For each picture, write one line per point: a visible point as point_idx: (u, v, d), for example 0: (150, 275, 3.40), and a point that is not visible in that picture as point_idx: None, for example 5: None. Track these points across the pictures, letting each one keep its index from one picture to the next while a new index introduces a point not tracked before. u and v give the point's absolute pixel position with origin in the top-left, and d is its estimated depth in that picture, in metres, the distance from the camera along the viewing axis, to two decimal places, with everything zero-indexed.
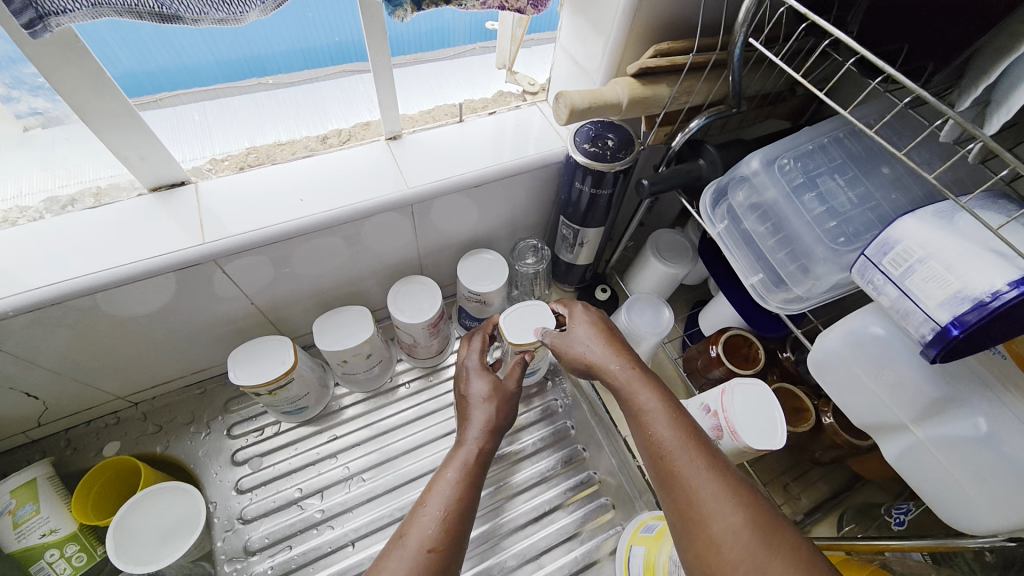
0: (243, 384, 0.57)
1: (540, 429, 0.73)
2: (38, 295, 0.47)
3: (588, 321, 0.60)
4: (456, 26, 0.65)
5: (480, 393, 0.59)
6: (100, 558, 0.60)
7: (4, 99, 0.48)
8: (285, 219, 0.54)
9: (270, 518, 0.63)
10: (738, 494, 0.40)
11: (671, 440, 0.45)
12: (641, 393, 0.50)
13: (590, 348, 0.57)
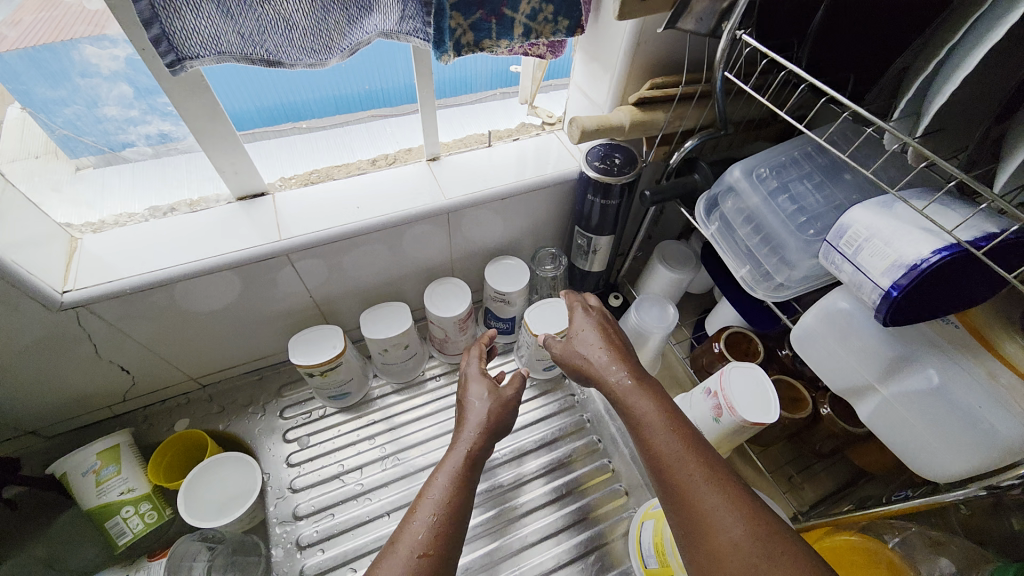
0: (303, 364, 0.67)
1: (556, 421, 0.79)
2: (146, 278, 0.57)
3: (591, 331, 0.63)
4: (484, 71, 0.76)
5: (479, 399, 0.62)
6: (167, 519, 0.68)
7: (138, 122, 0.59)
8: (343, 222, 0.64)
9: (316, 489, 0.70)
10: (736, 504, 0.43)
11: (671, 453, 0.48)
12: (639, 403, 0.53)
13: (595, 356, 0.60)
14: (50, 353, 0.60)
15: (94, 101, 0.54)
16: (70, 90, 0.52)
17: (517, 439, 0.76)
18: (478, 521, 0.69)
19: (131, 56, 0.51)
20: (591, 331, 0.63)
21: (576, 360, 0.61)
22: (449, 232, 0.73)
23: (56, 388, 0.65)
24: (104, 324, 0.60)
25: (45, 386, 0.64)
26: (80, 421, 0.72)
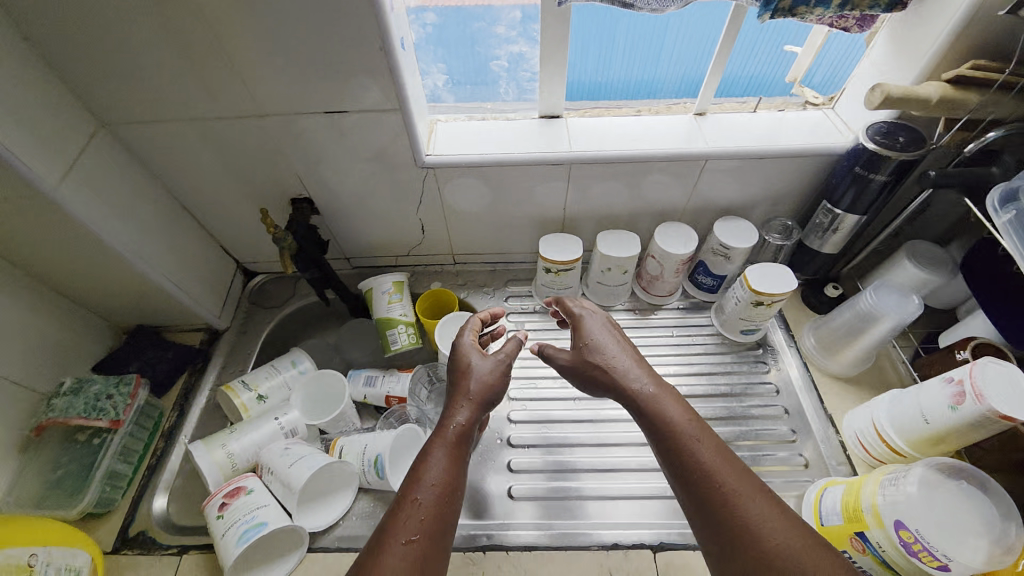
0: (549, 256, 0.83)
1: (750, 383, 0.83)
2: (469, 158, 0.76)
3: (602, 327, 0.67)
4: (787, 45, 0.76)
5: (478, 359, 0.63)
6: (415, 346, 0.90)
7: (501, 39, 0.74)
8: (621, 150, 0.76)
9: (523, 360, 0.90)
10: (780, 518, 0.47)
11: (710, 463, 0.51)
12: (666, 408, 0.56)
13: (620, 364, 0.61)
14: (393, 200, 0.84)
15: (495, 20, 0.70)
16: (485, 9, 0.68)
17: (704, 383, 0.85)
18: None
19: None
20: (604, 329, 0.66)
21: (597, 357, 0.62)
22: (695, 180, 0.81)
23: (379, 229, 0.90)
24: (431, 188, 0.81)
25: (376, 225, 0.89)
26: (376, 262, 0.98)
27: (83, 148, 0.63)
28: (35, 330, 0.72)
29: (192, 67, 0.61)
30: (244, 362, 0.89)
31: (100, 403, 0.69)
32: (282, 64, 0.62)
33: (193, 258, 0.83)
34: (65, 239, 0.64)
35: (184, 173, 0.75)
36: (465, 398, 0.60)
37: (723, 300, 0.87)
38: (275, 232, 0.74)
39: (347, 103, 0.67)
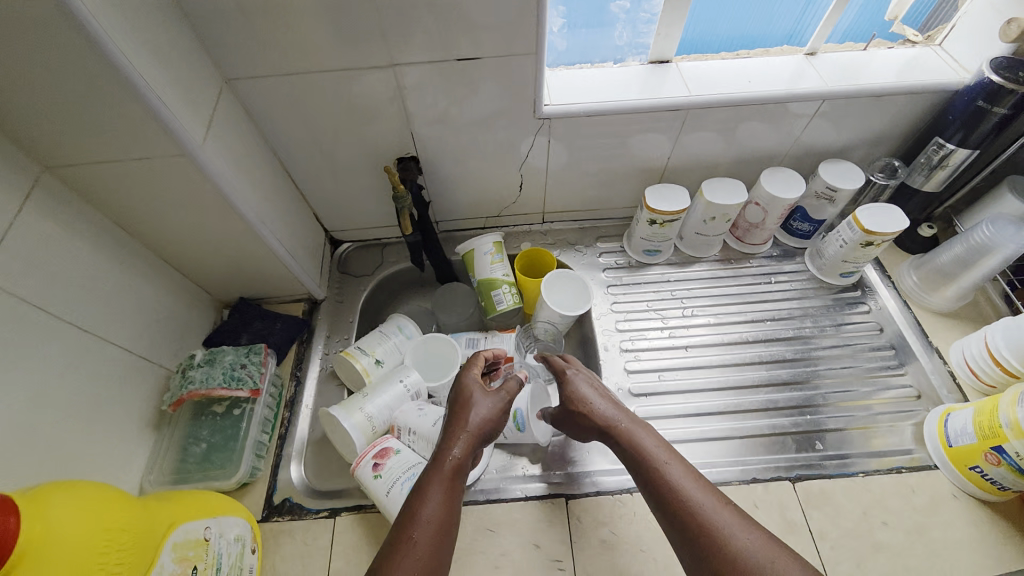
0: (657, 208, 0.82)
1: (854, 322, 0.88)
2: (586, 108, 0.74)
3: (595, 381, 0.69)
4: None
5: (484, 396, 0.62)
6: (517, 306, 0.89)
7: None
8: (738, 93, 0.75)
9: (628, 315, 0.90)
10: (762, 534, 0.47)
11: (681, 486, 0.53)
12: (653, 439, 0.59)
13: (604, 410, 0.64)
14: (499, 157, 0.82)
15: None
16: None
17: (809, 327, 0.87)
18: (774, 375, 0.83)
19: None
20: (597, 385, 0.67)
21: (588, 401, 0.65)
22: (806, 123, 0.81)
23: (476, 189, 0.89)
24: (540, 142, 0.79)
25: (474, 185, 0.88)
26: (466, 224, 0.97)
27: (215, 107, 0.61)
28: (155, 303, 0.70)
29: (325, 16, 0.58)
30: (347, 329, 0.88)
31: (238, 372, 0.68)
32: (421, 12, 0.59)
33: (295, 225, 0.82)
34: (196, 202, 0.63)
35: (292, 134, 0.73)
36: (462, 431, 0.58)
37: (823, 244, 0.88)
38: (399, 190, 0.76)
39: (481, 53, 0.65)
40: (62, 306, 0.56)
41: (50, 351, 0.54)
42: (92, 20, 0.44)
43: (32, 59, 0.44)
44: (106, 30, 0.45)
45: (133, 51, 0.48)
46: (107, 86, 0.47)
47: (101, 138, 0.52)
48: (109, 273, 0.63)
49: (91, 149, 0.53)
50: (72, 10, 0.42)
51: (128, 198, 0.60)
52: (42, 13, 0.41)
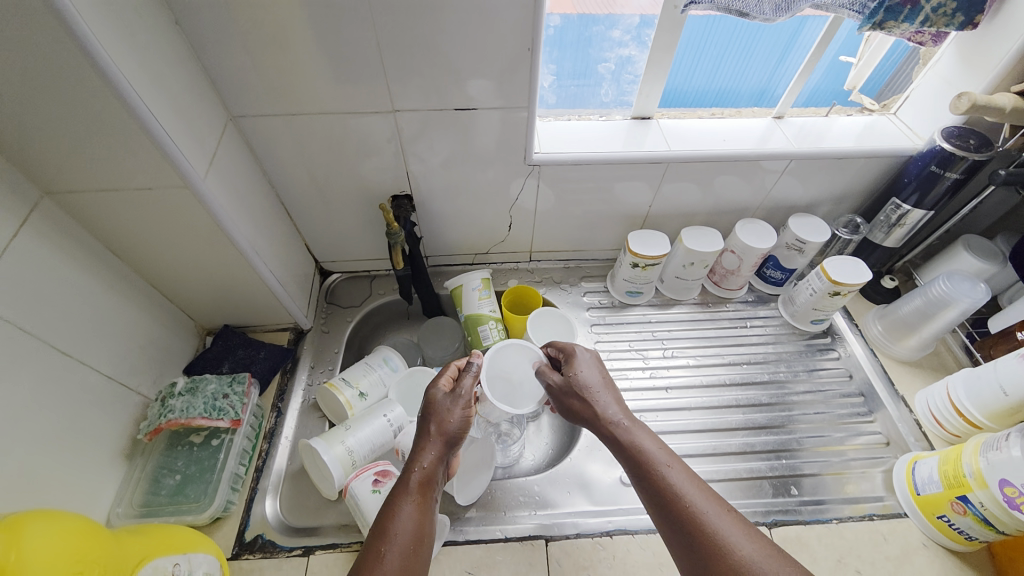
0: (640, 252, 0.86)
1: (825, 368, 0.91)
2: (574, 156, 0.78)
3: (593, 365, 0.65)
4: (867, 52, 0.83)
5: (455, 404, 0.60)
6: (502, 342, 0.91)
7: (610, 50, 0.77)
8: (715, 149, 0.81)
9: (612, 355, 0.92)
10: (745, 533, 0.47)
11: (680, 489, 0.51)
12: (644, 435, 0.57)
13: (597, 398, 0.61)
14: (490, 198, 0.86)
15: (613, 25, 0.72)
16: (607, 13, 0.71)
17: (784, 373, 0.90)
18: (750, 420, 0.85)
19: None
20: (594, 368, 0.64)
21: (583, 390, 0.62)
22: (775, 179, 0.87)
23: (466, 227, 0.92)
24: (530, 185, 0.84)
25: (464, 222, 0.91)
26: (455, 260, 0.99)
27: (219, 142, 0.64)
28: (139, 328, 0.70)
29: (333, 64, 0.63)
30: (331, 361, 0.88)
31: (220, 403, 0.67)
32: (424, 65, 0.64)
33: (287, 255, 0.83)
34: (193, 230, 0.64)
35: (291, 169, 0.76)
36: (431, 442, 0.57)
37: (795, 291, 0.93)
38: (393, 226, 0.80)
39: (477, 103, 0.69)
40: (48, 330, 0.56)
41: (30, 375, 0.54)
42: (114, 64, 0.47)
43: (52, 94, 0.47)
44: (126, 72, 0.48)
45: (148, 90, 0.51)
46: (121, 122, 0.50)
47: (106, 168, 0.54)
48: (97, 297, 0.63)
49: (95, 177, 0.55)
50: (94, 54, 0.45)
51: (125, 224, 0.61)
52: (67, 57, 0.44)
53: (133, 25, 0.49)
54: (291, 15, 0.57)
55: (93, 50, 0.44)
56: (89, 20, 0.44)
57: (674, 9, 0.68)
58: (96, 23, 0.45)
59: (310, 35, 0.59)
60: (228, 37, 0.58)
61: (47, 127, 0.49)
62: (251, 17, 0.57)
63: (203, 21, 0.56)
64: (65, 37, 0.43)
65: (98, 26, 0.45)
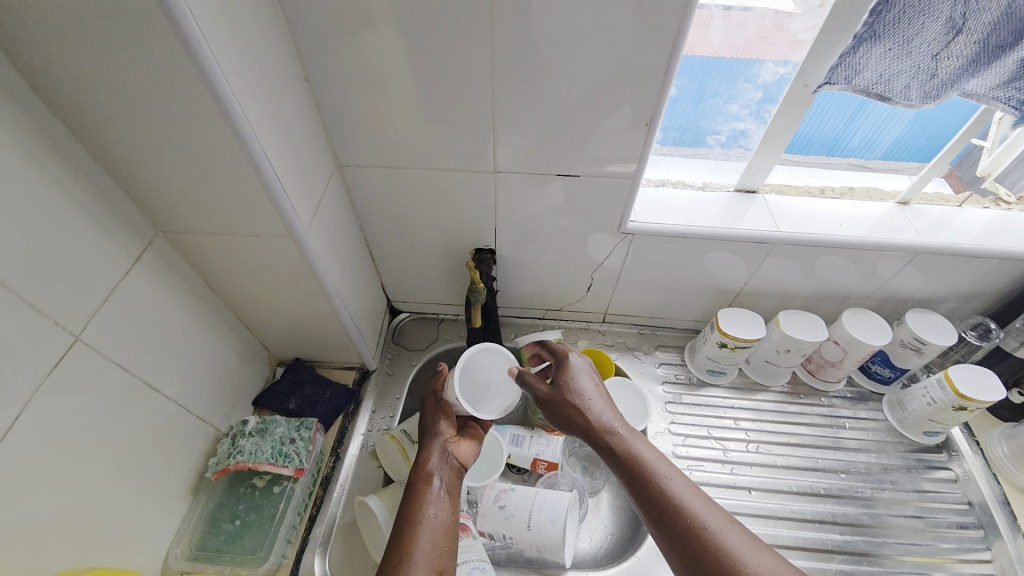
0: (731, 333, 0.79)
1: (930, 492, 0.80)
2: (673, 229, 0.74)
3: (586, 378, 0.68)
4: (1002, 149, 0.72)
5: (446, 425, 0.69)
6: None
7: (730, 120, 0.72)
8: (828, 233, 0.75)
9: (689, 440, 0.84)
10: (726, 524, 0.51)
11: (677, 498, 0.53)
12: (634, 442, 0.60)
13: (588, 401, 0.64)
14: (573, 259, 0.83)
15: (732, 98, 0.68)
16: (728, 87, 0.66)
17: (885, 488, 0.80)
18: (841, 539, 0.76)
19: (790, 72, 0.63)
20: (587, 380, 0.67)
21: (575, 399, 0.64)
22: (897, 270, 0.79)
23: (543, 283, 0.89)
24: (619, 252, 0.80)
25: (542, 279, 0.88)
26: (526, 313, 0.96)
27: (323, 191, 0.65)
28: (220, 360, 0.71)
29: (442, 126, 0.63)
30: (392, 405, 0.86)
31: (285, 449, 0.66)
32: (532, 133, 0.63)
33: (364, 296, 0.83)
34: (287, 275, 0.65)
35: (382, 213, 0.77)
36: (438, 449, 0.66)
37: (906, 396, 0.83)
38: (478, 286, 0.79)
39: (580, 172, 0.67)
40: (142, 364, 0.57)
41: (121, 409, 0.55)
42: (251, 129, 0.47)
43: (189, 153, 0.48)
44: (259, 135, 0.49)
45: (274, 150, 0.52)
46: (245, 180, 0.51)
47: (221, 217, 0.55)
48: (190, 331, 0.65)
49: (210, 223, 0.56)
50: (236, 121, 0.45)
51: (226, 264, 0.63)
52: (210, 122, 0.45)
53: (269, 88, 0.51)
54: (411, 78, 0.58)
55: (236, 118, 0.45)
56: (235, 89, 0.45)
57: (803, 87, 0.63)
58: (240, 91, 0.46)
59: (426, 98, 0.59)
60: (347, 94, 0.60)
61: (178, 179, 0.51)
62: (373, 78, 0.58)
63: (327, 79, 0.58)
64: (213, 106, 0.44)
65: (242, 93, 0.46)
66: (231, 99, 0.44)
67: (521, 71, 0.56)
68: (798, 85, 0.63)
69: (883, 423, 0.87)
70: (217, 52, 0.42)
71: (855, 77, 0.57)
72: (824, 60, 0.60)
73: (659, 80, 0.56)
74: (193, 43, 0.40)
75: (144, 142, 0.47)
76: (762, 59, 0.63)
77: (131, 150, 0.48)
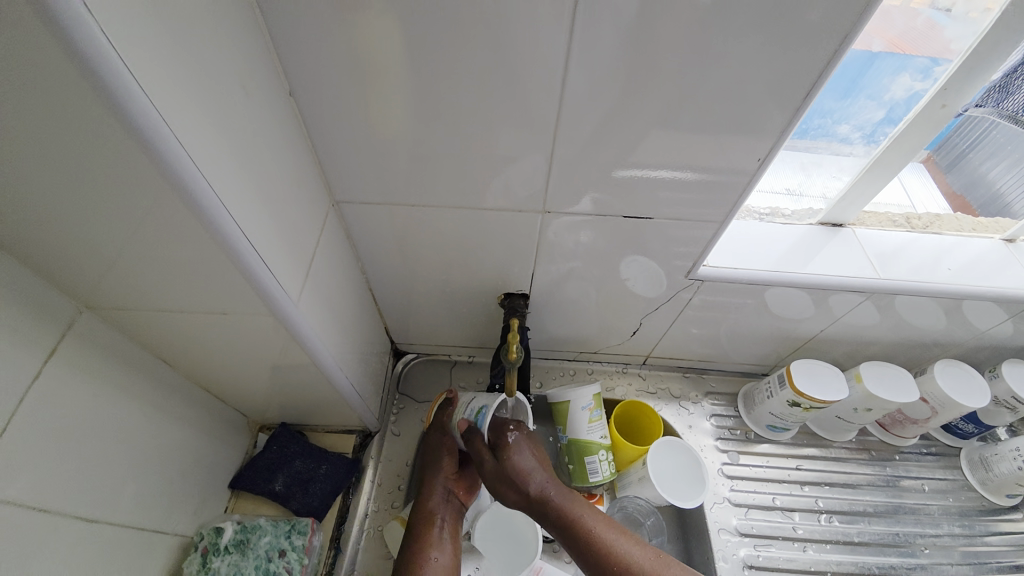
0: (808, 392, 0.68)
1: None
2: (754, 275, 0.62)
3: (528, 452, 0.61)
4: (1016, 146, 0.63)
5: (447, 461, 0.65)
6: (610, 478, 0.72)
7: (840, 141, 0.59)
8: (935, 280, 0.63)
9: (755, 512, 0.73)
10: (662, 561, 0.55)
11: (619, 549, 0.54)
12: (580, 512, 0.57)
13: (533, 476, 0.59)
14: (620, 303, 0.70)
15: (846, 118, 0.56)
16: (846, 104, 0.55)
17: (973, 561, 0.72)
18: None
19: (928, 89, 0.50)
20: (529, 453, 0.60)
21: (518, 480, 0.59)
22: (996, 321, 0.68)
23: (578, 327, 0.76)
24: (682, 297, 0.68)
25: (578, 323, 0.75)
26: (556, 355, 0.83)
27: (316, 242, 0.50)
28: (185, 448, 0.56)
29: (481, 151, 0.49)
30: (399, 477, 0.72)
31: (272, 566, 0.57)
32: (595, 159, 0.50)
33: (367, 350, 0.69)
34: (271, 350, 0.50)
35: (391, 255, 0.62)
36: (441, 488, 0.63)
37: (993, 456, 0.75)
38: (513, 357, 0.61)
39: (650, 210, 0.55)
40: (75, 488, 0.42)
41: (57, 550, 0.41)
42: (208, 186, 0.32)
43: (110, 224, 0.32)
44: (220, 192, 0.34)
45: (247, 205, 0.37)
46: (204, 252, 0.36)
47: (174, 295, 0.40)
48: (143, 424, 0.50)
49: (159, 302, 0.41)
50: (183, 180, 0.30)
51: (191, 339, 0.47)
52: (141, 182, 0.30)
53: (235, 120, 0.35)
54: (448, 92, 0.44)
55: (184, 174, 0.30)
56: (178, 132, 0.29)
57: (939, 108, 0.50)
58: (187, 132, 0.30)
59: (465, 116, 0.46)
60: (361, 112, 0.46)
61: (102, 257, 0.35)
62: (399, 92, 0.44)
63: (336, 93, 0.44)
64: (146, 161, 0.28)
65: (190, 135, 0.31)
66: (174, 148, 0.29)
67: (592, 85, 0.44)
68: (933, 104, 0.50)
69: (961, 481, 0.78)
70: (143, 78, 0.27)
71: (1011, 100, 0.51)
72: (977, 80, 0.47)
73: (780, 97, 0.44)
74: (101, 69, 0.24)
75: (39, 216, 0.31)
76: (898, 72, 0.51)
77: (22, 227, 0.32)
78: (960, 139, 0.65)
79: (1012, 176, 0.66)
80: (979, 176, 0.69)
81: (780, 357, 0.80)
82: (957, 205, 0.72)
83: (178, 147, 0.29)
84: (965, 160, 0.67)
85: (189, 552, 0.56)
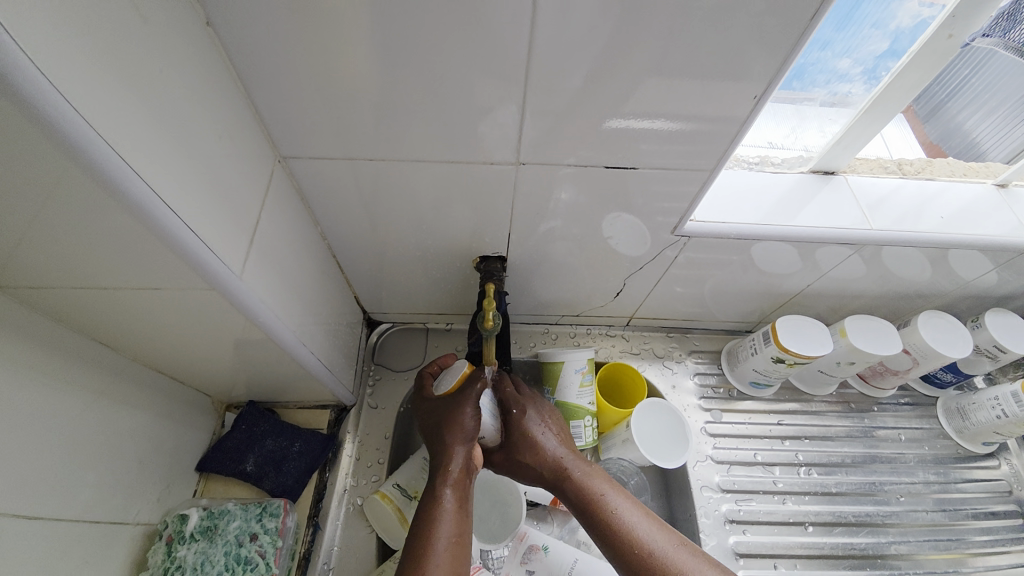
0: (793, 349, 0.66)
1: (1001, 512, 0.76)
2: (743, 230, 0.59)
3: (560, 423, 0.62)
4: (996, 90, 0.62)
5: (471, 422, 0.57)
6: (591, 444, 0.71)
7: (840, 79, 0.55)
8: (927, 229, 0.61)
9: (738, 469, 0.74)
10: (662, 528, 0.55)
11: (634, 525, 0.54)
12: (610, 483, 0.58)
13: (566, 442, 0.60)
14: (603, 264, 0.67)
15: (848, 51, 0.52)
16: (847, 36, 0.50)
17: (944, 504, 0.75)
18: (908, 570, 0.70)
19: (936, 16, 0.46)
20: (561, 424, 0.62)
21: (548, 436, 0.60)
22: (981, 272, 0.67)
23: (559, 290, 0.73)
24: (669, 256, 0.65)
25: (558, 286, 0.72)
26: (538, 319, 0.80)
27: (261, 206, 0.44)
28: (141, 436, 0.52)
29: (446, 99, 0.44)
30: (379, 450, 0.70)
31: (244, 550, 0.55)
32: (573, 109, 0.45)
33: (335, 322, 0.64)
34: (224, 330, 0.46)
35: (356, 218, 0.57)
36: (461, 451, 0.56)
37: (970, 405, 0.76)
38: (488, 325, 0.57)
39: (635, 163, 0.51)
40: (17, 491, 0.39)
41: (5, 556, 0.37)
42: (92, 132, 0.26)
43: None
44: (113, 142, 0.27)
45: (160, 164, 0.31)
46: (121, 227, 0.31)
47: (91, 272, 0.35)
48: (85, 413, 0.45)
49: (80, 281, 0.36)
50: (47, 114, 0.24)
51: (128, 320, 0.42)
52: (22, 140, 0.24)
53: (128, 53, 0.29)
54: (403, 29, 0.38)
55: (55, 118, 0.24)
56: (30, 51, 0.23)
57: (946, 38, 0.46)
58: (48, 59, 0.23)
59: (424, 58, 0.40)
60: (302, 55, 0.40)
61: None
62: (346, 27, 0.38)
63: (268, 30, 0.38)
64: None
65: (59, 69, 0.24)
66: (33, 79, 0.23)
67: (570, 18, 0.38)
68: (939, 35, 0.46)
69: (936, 429, 0.80)
70: None
71: (1018, 30, 0.47)
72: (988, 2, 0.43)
73: (779, 34, 0.39)
74: None
75: None
76: None
77: None
78: (941, 88, 0.63)
79: (987, 125, 0.66)
80: (955, 126, 0.67)
81: (765, 314, 0.79)
82: (933, 154, 0.69)
83: (48, 87, 0.23)
84: (944, 110, 0.65)
85: (155, 541, 0.53)
